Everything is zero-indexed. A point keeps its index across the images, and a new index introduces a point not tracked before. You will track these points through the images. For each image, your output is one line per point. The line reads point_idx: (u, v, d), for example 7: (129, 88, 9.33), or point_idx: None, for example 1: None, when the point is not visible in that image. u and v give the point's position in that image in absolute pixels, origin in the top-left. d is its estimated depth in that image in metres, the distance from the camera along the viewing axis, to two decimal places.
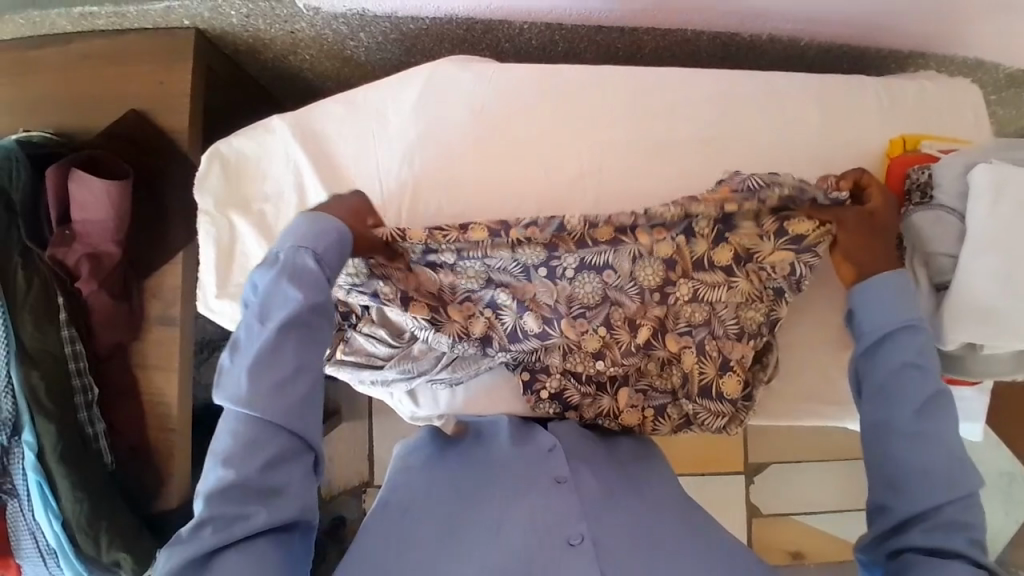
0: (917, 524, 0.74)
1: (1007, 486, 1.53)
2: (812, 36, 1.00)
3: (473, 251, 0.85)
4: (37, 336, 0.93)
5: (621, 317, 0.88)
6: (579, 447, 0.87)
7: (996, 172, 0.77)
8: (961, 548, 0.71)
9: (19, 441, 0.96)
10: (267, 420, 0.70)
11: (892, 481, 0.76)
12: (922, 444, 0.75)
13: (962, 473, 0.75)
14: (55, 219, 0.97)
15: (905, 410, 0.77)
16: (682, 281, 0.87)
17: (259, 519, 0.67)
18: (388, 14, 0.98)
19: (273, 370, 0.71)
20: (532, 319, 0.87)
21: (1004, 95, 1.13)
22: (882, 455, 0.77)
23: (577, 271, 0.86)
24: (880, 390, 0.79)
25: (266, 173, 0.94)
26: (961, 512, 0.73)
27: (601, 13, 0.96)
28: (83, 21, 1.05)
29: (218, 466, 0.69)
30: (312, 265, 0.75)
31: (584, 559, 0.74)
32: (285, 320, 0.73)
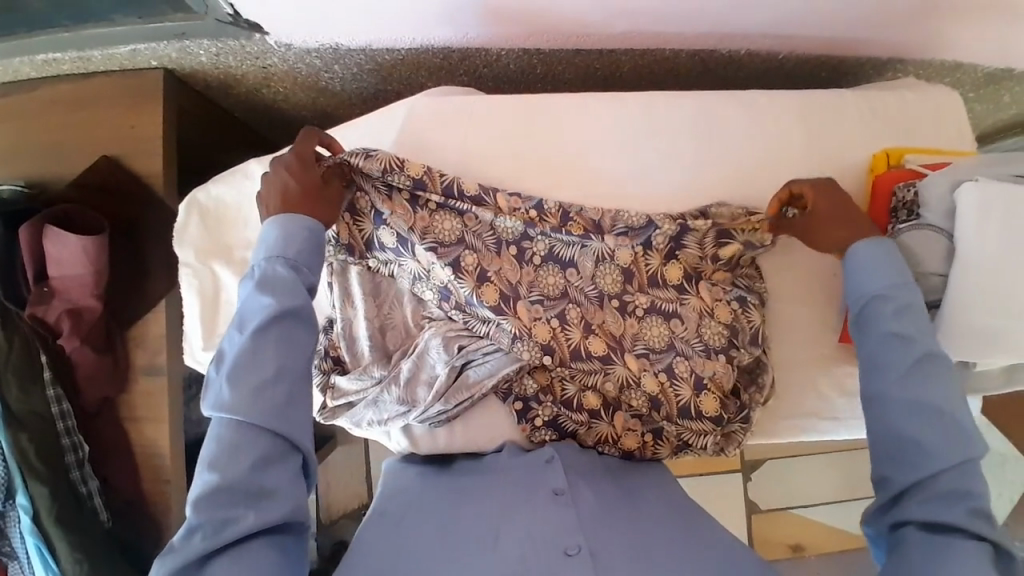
0: (914, 496, 0.70)
1: (999, 467, 1.55)
2: (791, 50, 1.00)
3: (461, 203, 0.87)
4: (22, 398, 0.90)
5: (578, 315, 0.87)
6: (576, 462, 0.84)
7: (982, 190, 0.78)
8: (961, 519, 0.67)
9: (13, 505, 0.93)
10: (252, 424, 0.67)
11: (887, 451, 0.73)
12: (915, 410, 0.72)
13: (960, 439, 0.71)
14: (32, 277, 0.95)
15: (892, 378, 0.74)
16: (639, 294, 0.89)
17: (248, 521, 0.64)
18: (363, 48, 0.96)
19: (250, 374, 0.69)
20: (490, 290, 0.85)
21: (983, 93, 1.13)
22: (875, 426, 0.75)
23: (544, 261, 0.88)
24: (869, 360, 0.77)
25: (247, 218, 0.92)
26: (961, 481, 0.69)
27: (577, 37, 0.95)
28: (47, 67, 1.02)
29: (204, 471, 0.66)
30: (284, 272, 0.73)
31: (584, 567, 0.72)
32: (261, 324, 0.71)
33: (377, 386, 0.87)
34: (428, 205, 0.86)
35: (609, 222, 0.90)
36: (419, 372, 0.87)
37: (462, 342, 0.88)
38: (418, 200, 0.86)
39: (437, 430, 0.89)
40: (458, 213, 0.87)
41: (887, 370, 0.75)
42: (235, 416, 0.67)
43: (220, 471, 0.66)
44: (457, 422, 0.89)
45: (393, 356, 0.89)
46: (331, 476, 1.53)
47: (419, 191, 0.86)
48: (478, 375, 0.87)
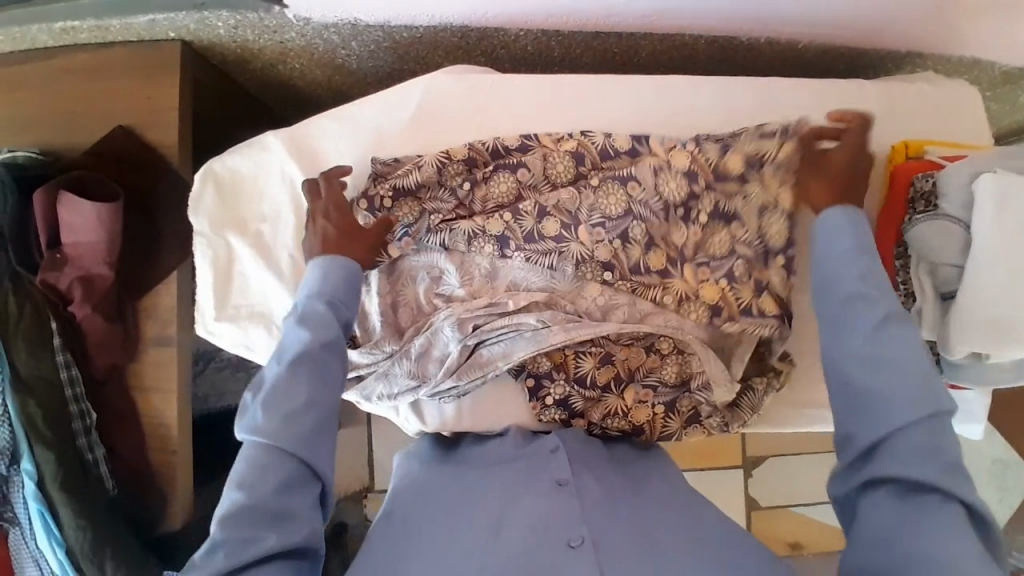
0: (880, 458, 0.65)
1: (1000, 472, 1.54)
2: (810, 40, 0.99)
3: (512, 161, 0.88)
4: (31, 363, 0.90)
5: (643, 230, 0.85)
6: (580, 450, 0.84)
7: (998, 182, 0.76)
8: (936, 479, 0.61)
9: (18, 470, 0.95)
10: (281, 449, 0.67)
11: (853, 411, 0.68)
12: (879, 368, 0.67)
13: (929, 394, 0.65)
14: (44, 243, 0.94)
15: (857, 339, 0.69)
16: (705, 193, 0.86)
17: (271, 542, 0.63)
18: (381, 24, 0.96)
19: (284, 401, 0.69)
20: (552, 222, 0.85)
21: (999, 92, 1.13)
22: (837, 389, 0.70)
23: (604, 183, 0.86)
24: (831, 322, 0.72)
25: (263, 191, 0.92)
26: (932, 440, 0.63)
27: (596, 20, 0.95)
28: (65, 35, 1.01)
29: (231, 487, 0.65)
30: (323, 306, 0.75)
31: (584, 561, 0.70)
32: (299, 355, 0.71)
33: (388, 360, 0.89)
34: (482, 176, 0.88)
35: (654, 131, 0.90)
36: (431, 349, 0.89)
37: (476, 322, 0.87)
38: (474, 169, 0.88)
39: (446, 406, 0.92)
40: (510, 168, 0.87)
41: (853, 329, 0.70)
42: (265, 442, 0.67)
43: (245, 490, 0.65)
44: (468, 400, 0.91)
45: (404, 333, 0.90)
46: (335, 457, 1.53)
47: (472, 166, 0.88)
48: (492, 354, 0.88)
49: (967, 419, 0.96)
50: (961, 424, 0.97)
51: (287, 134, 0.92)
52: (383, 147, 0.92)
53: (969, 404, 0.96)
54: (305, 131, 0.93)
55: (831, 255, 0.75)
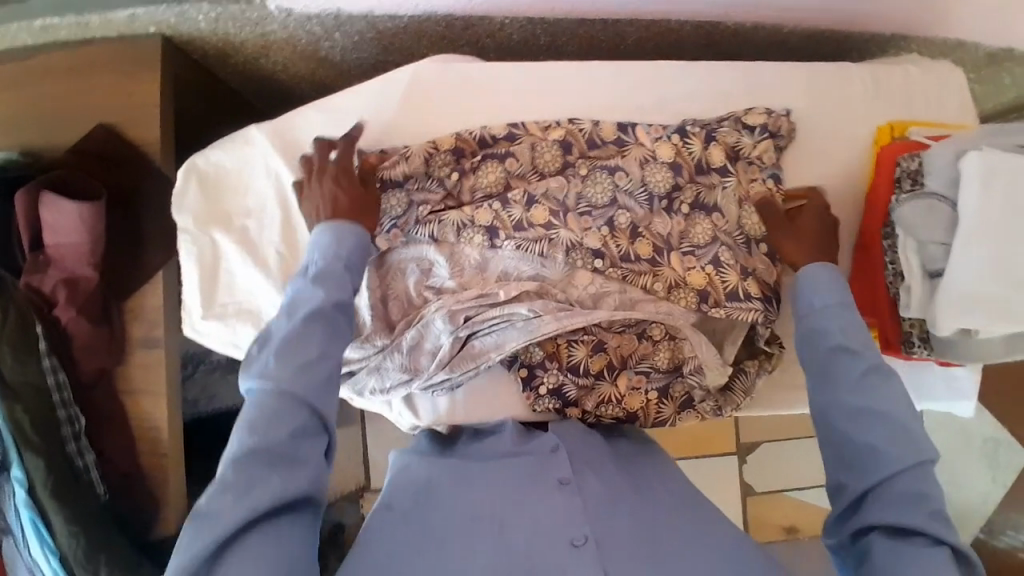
0: (872, 503, 0.68)
1: (993, 452, 1.56)
2: (795, 23, 1.00)
3: (500, 150, 0.88)
4: (17, 368, 0.89)
5: (628, 220, 0.86)
6: (579, 448, 0.84)
7: (985, 159, 0.76)
8: (922, 522, 0.65)
9: (8, 477, 0.93)
10: (293, 398, 0.67)
11: (842, 459, 0.71)
12: (867, 417, 0.71)
13: (912, 441, 0.69)
14: (27, 245, 0.93)
15: (845, 387, 0.73)
16: (688, 185, 0.87)
17: (280, 487, 0.63)
18: (365, 14, 0.95)
19: (299, 353, 0.69)
20: (539, 211, 0.85)
21: (983, 74, 1.13)
22: (828, 437, 0.73)
23: (590, 172, 0.87)
24: (816, 370, 0.76)
25: (248, 186, 0.91)
26: (917, 485, 0.67)
27: (582, 7, 0.94)
28: (45, 33, 0.99)
29: (241, 431, 0.65)
30: (339, 265, 0.75)
31: (587, 560, 0.71)
32: (313, 311, 0.72)
33: (379, 354, 0.89)
34: (472, 165, 0.88)
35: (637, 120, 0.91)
36: (423, 342, 0.88)
37: (467, 313, 0.87)
38: (462, 158, 0.88)
39: (439, 399, 0.91)
40: (498, 157, 0.88)
41: (838, 381, 0.74)
42: (275, 388, 0.67)
43: (254, 433, 0.65)
44: (461, 392, 0.91)
45: (395, 327, 0.89)
46: None
47: (461, 159, 0.88)
48: (484, 346, 0.87)
49: (957, 397, 0.97)
50: (952, 402, 0.97)
51: (271, 126, 0.91)
52: (368, 138, 0.91)
53: (958, 382, 0.97)
54: (289, 124, 0.92)
55: (815, 304, 0.79)
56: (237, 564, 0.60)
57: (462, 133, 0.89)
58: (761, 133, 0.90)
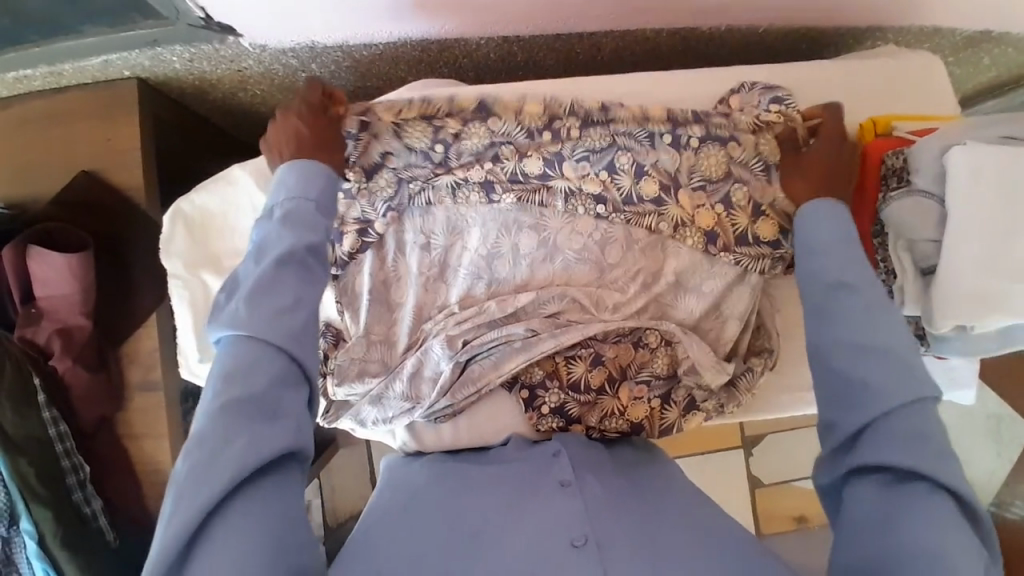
0: (868, 445, 0.63)
1: (996, 426, 1.57)
2: (770, 23, 0.99)
3: (473, 116, 0.84)
4: (18, 422, 0.88)
5: (630, 160, 0.85)
6: (580, 453, 0.84)
7: (970, 154, 0.76)
8: (923, 465, 0.60)
9: (19, 530, 0.90)
10: (270, 345, 0.62)
11: (834, 397, 0.67)
12: (864, 355, 0.66)
13: (912, 379, 0.64)
14: (18, 298, 0.93)
15: (845, 325, 0.68)
16: (692, 126, 0.87)
17: (263, 439, 0.58)
18: (339, 44, 0.95)
19: (270, 298, 0.64)
20: (533, 160, 0.85)
21: (961, 57, 1.13)
22: (823, 378, 0.68)
23: (583, 129, 0.85)
24: (813, 310, 0.71)
25: (235, 228, 0.91)
26: (915, 424, 0.62)
27: (556, 22, 0.94)
28: (19, 83, 1.00)
29: (215, 388, 0.60)
30: (308, 207, 0.70)
31: (590, 558, 0.70)
32: (285, 255, 0.66)
33: (380, 384, 0.88)
34: (451, 130, 0.83)
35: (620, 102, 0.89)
36: (423, 369, 0.88)
37: (466, 337, 0.88)
38: (434, 122, 0.84)
39: (441, 426, 0.90)
40: (478, 118, 0.84)
41: (837, 320, 0.68)
42: (249, 334, 0.62)
43: (232, 386, 0.60)
44: (463, 417, 0.90)
45: (397, 348, 0.89)
46: (336, 479, 1.52)
47: (437, 129, 0.83)
48: (483, 369, 0.88)
49: (954, 386, 0.98)
50: (950, 392, 0.98)
51: (253, 166, 0.89)
52: None
53: (954, 371, 0.97)
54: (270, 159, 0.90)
55: (819, 241, 0.74)
56: (225, 531, 0.55)
57: (422, 106, 0.83)
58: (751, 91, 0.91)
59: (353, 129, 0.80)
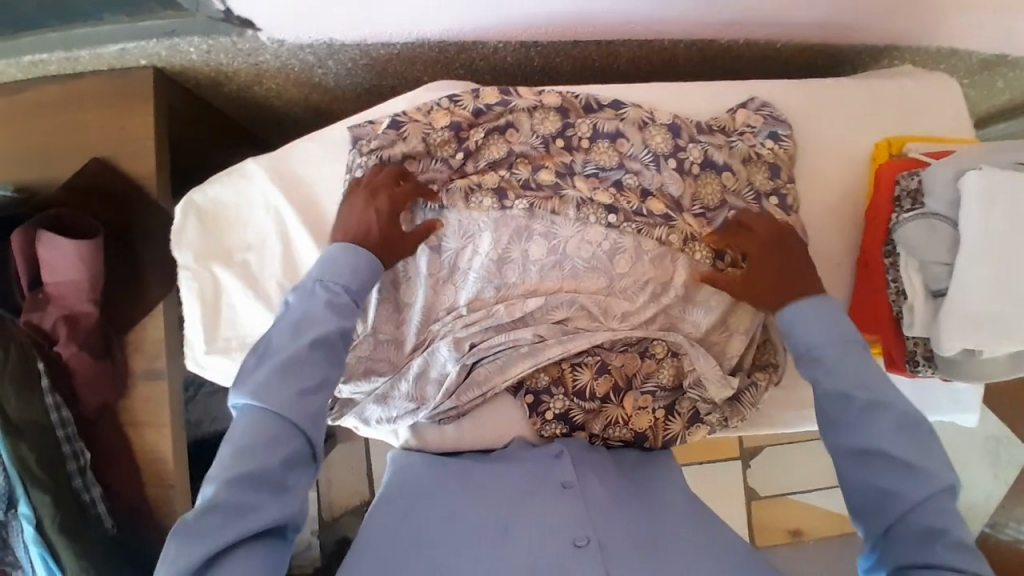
0: (895, 544, 0.68)
1: (994, 448, 1.57)
2: (788, 39, 0.99)
3: (494, 121, 0.87)
4: (20, 406, 0.88)
5: (636, 181, 0.88)
6: (581, 455, 0.85)
7: (986, 179, 0.76)
8: (941, 559, 0.63)
9: (16, 514, 0.91)
10: (290, 424, 0.67)
11: (859, 496, 0.71)
12: (870, 458, 0.71)
13: (923, 474, 0.68)
14: (25, 283, 0.92)
15: (848, 430, 0.73)
16: (691, 145, 0.88)
17: (270, 511, 0.63)
18: (357, 42, 0.95)
19: (299, 378, 0.69)
20: (546, 171, 0.87)
21: (976, 79, 1.13)
22: (844, 480, 0.73)
23: (592, 141, 0.88)
24: (824, 415, 0.76)
25: (247, 221, 0.90)
26: (932, 518, 0.66)
27: (575, 29, 0.94)
28: (35, 68, 1.00)
29: (229, 453, 0.65)
30: (343, 294, 0.75)
31: (593, 560, 0.70)
32: (319, 337, 0.72)
33: (386, 382, 0.88)
34: (472, 139, 0.87)
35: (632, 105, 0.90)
36: (429, 370, 0.88)
37: (472, 340, 0.88)
38: (458, 131, 0.86)
39: (445, 427, 0.90)
40: (498, 128, 0.87)
41: (843, 425, 0.73)
42: (275, 409, 0.67)
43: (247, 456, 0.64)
44: (467, 420, 0.90)
45: (407, 348, 0.89)
46: (333, 474, 1.52)
47: (459, 133, 0.86)
48: (489, 372, 0.88)
49: (959, 409, 0.98)
50: (955, 414, 0.98)
51: (269, 160, 0.91)
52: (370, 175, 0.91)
53: (959, 395, 0.97)
54: (286, 156, 0.91)
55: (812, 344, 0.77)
56: None
57: (451, 104, 0.86)
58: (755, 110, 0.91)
59: (383, 130, 0.85)
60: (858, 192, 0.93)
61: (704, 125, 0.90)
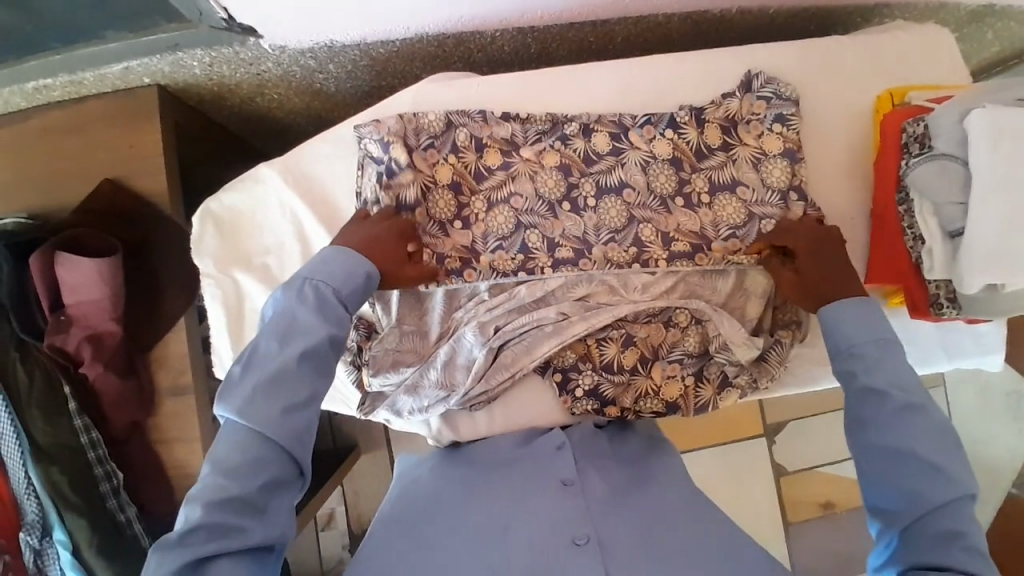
0: (910, 544, 0.68)
1: (1015, 402, 1.57)
2: (781, 4, 1.01)
3: (499, 191, 0.88)
4: (48, 431, 0.89)
5: (654, 230, 0.88)
6: (583, 443, 0.87)
7: (991, 116, 0.77)
8: (957, 561, 0.64)
9: (51, 541, 0.91)
10: (274, 441, 0.66)
11: (878, 497, 0.71)
12: (897, 458, 0.70)
13: (947, 482, 0.68)
14: (47, 306, 0.92)
15: (879, 429, 0.72)
16: (695, 175, 0.90)
17: (253, 537, 0.63)
18: (357, 42, 0.96)
19: (284, 393, 0.68)
20: (565, 248, 0.88)
21: (965, 33, 1.15)
22: (864, 478, 0.73)
23: (598, 199, 0.88)
24: (851, 412, 0.75)
25: (265, 224, 0.91)
26: (953, 522, 0.67)
27: (571, 11, 0.96)
28: (38, 94, 1.01)
29: (212, 471, 0.64)
30: (338, 300, 0.73)
31: (591, 559, 0.73)
32: (308, 348, 0.70)
33: (416, 372, 0.88)
34: (475, 212, 0.87)
35: (630, 119, 0.91)
36: (456, 357, 0.89)
37: (497, 324, 0.88)
38: (459, 194, 0.87)
39: (476, 412, 0.91)
40: (502, 198, 0.88)
41: (871, 423, 0.73)
42: (259, 427, 0.66)
43: (231, 480, 0.64)
44: (497, 404, 0.91)
45: (430, 336, 0.89)
46: (359, 484, 1.50)
47: (460, 192, 0.87)
48: (516, 354, 0.89)
49: (985, 352, 0.98)
50: (981, 357, 0.98)
51: (279, 163, 0.91)
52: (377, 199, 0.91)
53: (984, 337, 0.98)
54: (298, 159, 0.91)
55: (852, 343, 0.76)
56: None
57: (455, 159, 0.87)
58: (757, 95, 0.91)
59: (389, 134, 0.85)
60: (864, 148, 0.95)
61: (703, 151, 0.90)
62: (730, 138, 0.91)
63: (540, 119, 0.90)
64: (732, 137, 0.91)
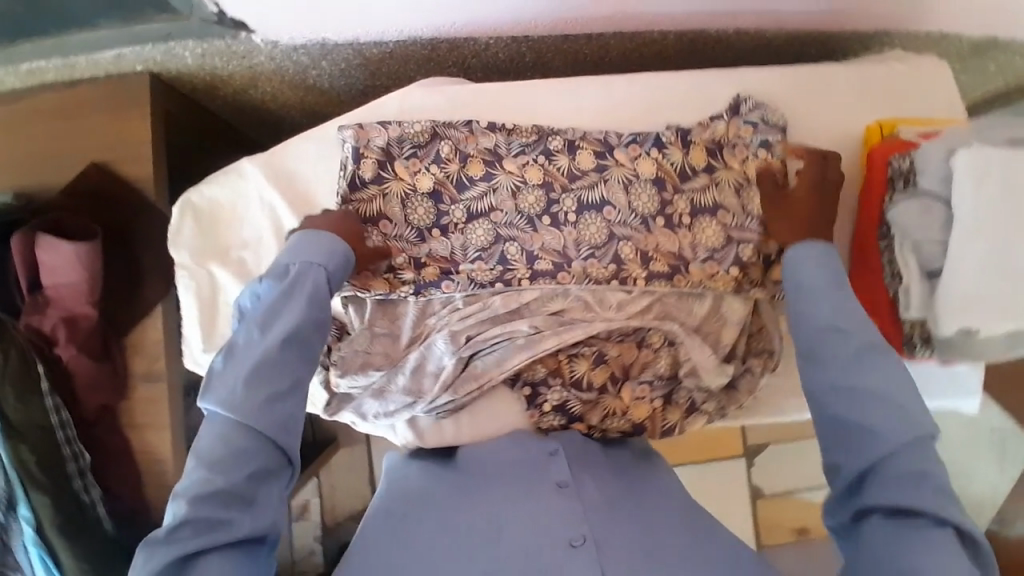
0: (870, 486, 0.65)
1: (1002, 442, 1.54)
2: (780, 27, 0.99)
3: (479, 207, 0.87)
4: (21, 409, 0.88)
5: (633, 248, 0.88)
6: (576, 453, 0.85)
7: (975, 159, 0.76)
8: (921, 505, 0.62)
9: (16, 517, 0.90)
10: (259, 432, 0.66)
11: (835, 440, 0.68)
12: (858, 399, 0.67)
13: (908, 421, 0.65)
14: (25, 286, 0.94)
15: (838, 370, 0.68)
16: (677, 197, 0.88)
17: (242, 527, 0.63)
18: (350, 42, 0.96)
19: (268, 381, 0.67)
20: (544, 261, 0.87)
21: (969, 65, 1.12)
22: (822, 419, 0.69)
23: (578, 215, 0.88)
24: (807, 355, 0.71)
25: (244, 216, 0.91)
26: (914, 463, 0.64)
27: (565, 23, 0.95)
28: (32, 77, 1.02)
29: (198, 466, 0.64)
30: (323, 282, 0.73)
31: (586, 559, 0.71)
32: (290, 334, 0.69)
33: (384, 377, 0.89)
34: (455, 223, 0.87)
35: (616, 137, 0.90)
36: (426, 364, 0.89)
37: (468, 333, 0.88)
38: (438, 203, 0.87)
39: (443, 420, 0.90)
40: (480, 213, 0.87)
41: (829, 363, 0.69)
42: (243, 418, 0.65)
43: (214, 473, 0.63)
44: (464, 413, 0.90)
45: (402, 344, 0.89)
46: (334, 478, 1.51)
47: (439, 204, 0.87)
48: (486, 365, 0.88)
49: (959, 394, 0.97)
50: (955, 399, 0.97)
51: (262, 158, 0.91)
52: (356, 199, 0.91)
53: (959, 377, 0.96)
54: (282, 155, 0.91)
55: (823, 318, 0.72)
56: None
57: (439, 173, 0.87)
58: (745, 119, 0.90)
59: (376, 143, 0.87)
60: (852, 180, 0.93)
61: (686, 172, 0.89)
62: (715, 160, 0.89)
63: (525, 131, 0.89)
64: (716, 159, 0.89)
